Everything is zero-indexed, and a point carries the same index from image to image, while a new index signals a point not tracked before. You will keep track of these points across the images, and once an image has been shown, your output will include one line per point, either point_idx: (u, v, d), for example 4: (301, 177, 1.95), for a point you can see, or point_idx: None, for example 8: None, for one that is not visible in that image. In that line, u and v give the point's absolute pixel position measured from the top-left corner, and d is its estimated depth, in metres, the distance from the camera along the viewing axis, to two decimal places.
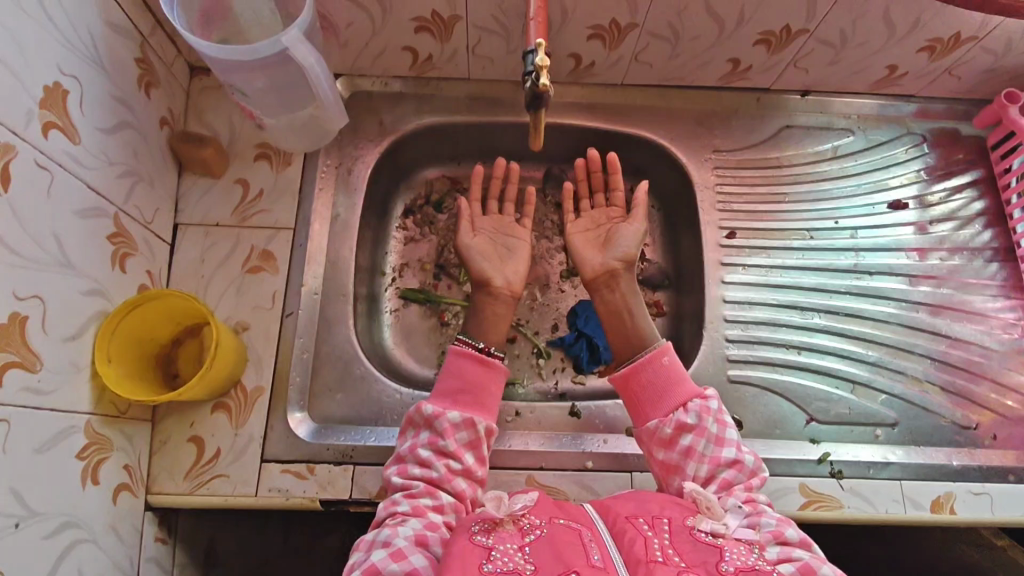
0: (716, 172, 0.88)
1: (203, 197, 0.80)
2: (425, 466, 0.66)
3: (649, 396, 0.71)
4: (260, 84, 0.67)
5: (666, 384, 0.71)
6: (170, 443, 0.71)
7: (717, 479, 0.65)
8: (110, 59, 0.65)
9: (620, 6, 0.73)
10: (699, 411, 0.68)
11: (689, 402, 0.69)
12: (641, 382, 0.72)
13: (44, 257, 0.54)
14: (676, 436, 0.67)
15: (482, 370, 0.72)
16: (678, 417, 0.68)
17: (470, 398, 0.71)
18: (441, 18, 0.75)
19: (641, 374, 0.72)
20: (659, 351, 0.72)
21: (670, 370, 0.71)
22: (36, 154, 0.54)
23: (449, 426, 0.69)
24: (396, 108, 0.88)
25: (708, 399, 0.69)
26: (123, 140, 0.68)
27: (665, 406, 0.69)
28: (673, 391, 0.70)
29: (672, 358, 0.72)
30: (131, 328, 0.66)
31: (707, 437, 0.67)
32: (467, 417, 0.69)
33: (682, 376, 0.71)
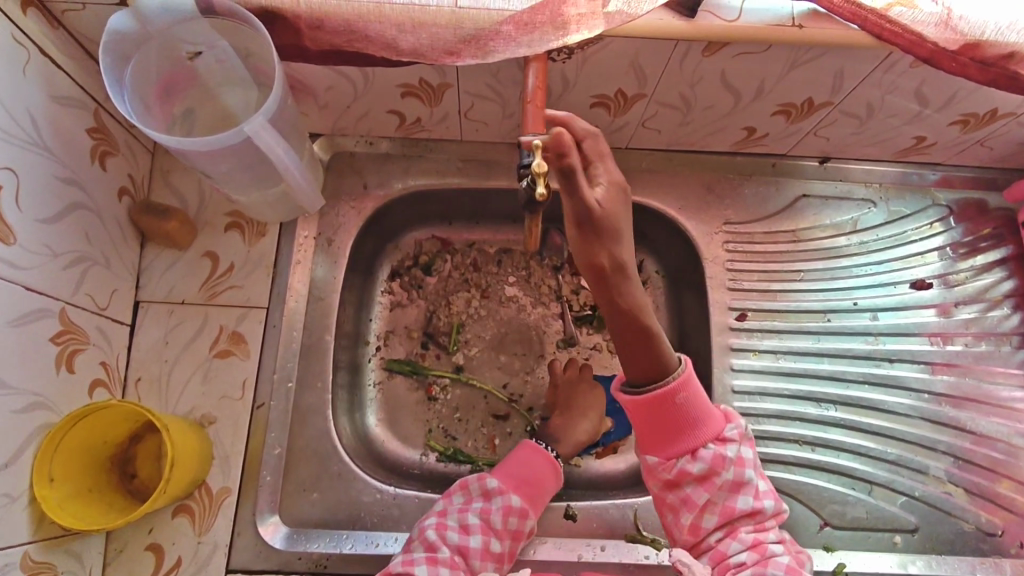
0: (726, 246, 0.82)
1: (169, 270, 0.73)
2: (464, 532, 0.63)
3: (652, 434, 0.60)
4: (225, 168, 0.61)
5: (675, 423, 0.60)
6: (126, 552, 0.65)
7: (726, 527, 0.59)
8: (56, 137, 0.58)
9: (628, 78, 0.66)
10: (710, 461, 0.59)
11: (701, 449, 0.59)
12: (648, 419, 0.60)
13: None
14: (679, 481, 0.60)
15: (550, 469, 0.71)
16: (683, 464, 0.59)
17: (531, 491, 0.68)
18: (430, 84, 0.68)
19: (648, 411, 0.60)
20: (672, 388, 0.59)
21: (684, 410, 0.59)
22: None
23: (504, 507, 0.66)
24: (382, 170, 0.82)
25: (724, 441, 0.60)
26: (72, 224, 0.60)
27: (671, 443, 0.60)
28: (681, 434, 0.60)
29: (688, 395, 0.59)
30: (79, 436, 0.59)
31: (717, 486, 0.59)
32: (522, 505, 0.67)
33: (699, 416, 0.60)
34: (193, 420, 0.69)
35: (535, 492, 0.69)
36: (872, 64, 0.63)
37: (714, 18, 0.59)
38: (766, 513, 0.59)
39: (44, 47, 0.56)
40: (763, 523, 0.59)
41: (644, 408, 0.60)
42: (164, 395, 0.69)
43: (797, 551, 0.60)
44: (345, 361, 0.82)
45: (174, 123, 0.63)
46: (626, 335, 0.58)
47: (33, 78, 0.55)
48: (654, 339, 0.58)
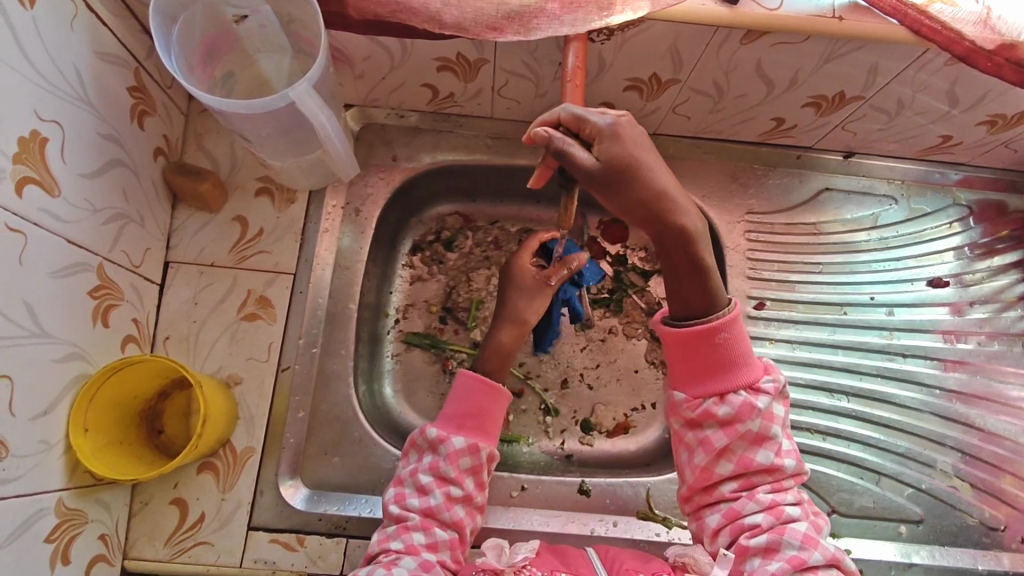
0: (748, 236, 0.83)
1: (199, 232, 0.73)
2: (423, 494, 0.64)
3: (687, 368, 0.61)
4: (265, 132, 0.62)
5: (709, 360, 0.60)
6: (151, 505, 0.66)
7: (742, 479, 0.59)
8: (99, 93, 0.59)
9: (665, 62, 0.67)
10: (737, 407, 0.59)
11: (729, 394, 0.60)
12: (685, 354, 0.61)
13: (11, 332, 0.49)
14: (702, 421, 0.61)
15: (488, 396, 0.70)
16: (708, 405, 0.60)
17: (473, 424, 0.69)
18: (467, 59, 0.68)
19: (684, 344, 0.61)
20: (716, 326, 0.60)
21: (722, 349, 0.60)
22: (7, 217, 0.48)
23: (451, 451, 0.66)
24: (411, 143, 0.82)
25: (753, 391, 0.60)
26: (110, 180, 0.61)
27: (701, 383, 0.61)
28: (714, 374, 0.60)
29: (729, 336, 0.60)
30: (112, 390, 0.60)
31: (738, 436, 0.59)
32: (469, 443, 0.67)
33: (734, 359, 0.60)
34: (220, 379, 0.70)
35: (479, 423, 0.69)
36: (907, 60, 0.63)
37: (756, 7, 0.59)
38: (786, 471, 0.59)
39: (91, 3, 0.57)
40: (782, 482, 0.59)
41: (682, 341, 0.61)
42: (191, 353, 0.70)
43: (815, 514, 0.59)
44: (367, 331, 0.83)
45: (214, 85, 0.64)
46: (679, 269, 0.59)
47: (80, 32, 0.56)
48: (705, 273, 0.59)
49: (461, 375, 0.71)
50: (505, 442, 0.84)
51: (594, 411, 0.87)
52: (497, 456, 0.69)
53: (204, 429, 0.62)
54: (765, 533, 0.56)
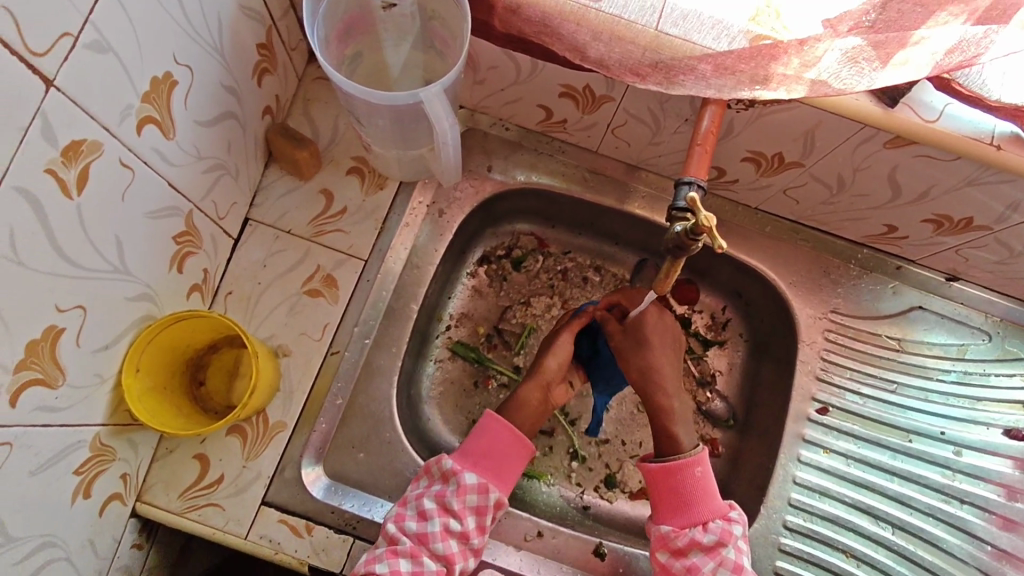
0: (827, 335, 0.79)
1: (285, 196, 0.74)
2: (422, 519, 0.62)
3: (669, 504, 0.65)
4: (379, 121, 0.61)
5: (689, 498, 0.64)
6: (175, 454, 0.66)
7: None
8: (232, 44, 0.59)
9: (795, 145, 0.64)
10: (719, 535, 0.62)
11: (711, 522, 0.63)
12: (666, 492, 0.65)
13: (100, 263, 0.49)
14: (688, 549, 0.63)
15: (513, 442, 0.68)
16: (694, 534, 0.63)
17: (487, 464, 0.66)
18: (592, 93, 0.67)
19: (670, 478, 0.65)
20: (692, 460, 0.65)
21: (700, 483, 0.65)
22: (124, 153, 0.48)
23: (462, 485, 0.64)
24: (509, 157, 0.81)
25: (731, 523, 0.64)
26: (220, 131, 0.61)
27: (685, 516, 0.64)
28: (697, 505, 0.64)
29: (706, 470, 0.65)
30: (165, 340, 0.60)
31: (721, 563, 0.61)
32: (481, 481, 0.65)
33: (711, 493, 0.65)
34: (270, 347, 0.69)
35: (497, 465, 0.67)
36: None
37: (912, 115, 0.56)
38: None
39: None
40: None
41: (664, 477, 0.65)
42: (250, 313, 0.70)
43: None
44: (419, 332, 0.82)
45: (343, 63, 0.64)
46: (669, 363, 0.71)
47: None
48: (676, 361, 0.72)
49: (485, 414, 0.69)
50: (526, 477, 0.83)
51: (622, 468, 0.85)
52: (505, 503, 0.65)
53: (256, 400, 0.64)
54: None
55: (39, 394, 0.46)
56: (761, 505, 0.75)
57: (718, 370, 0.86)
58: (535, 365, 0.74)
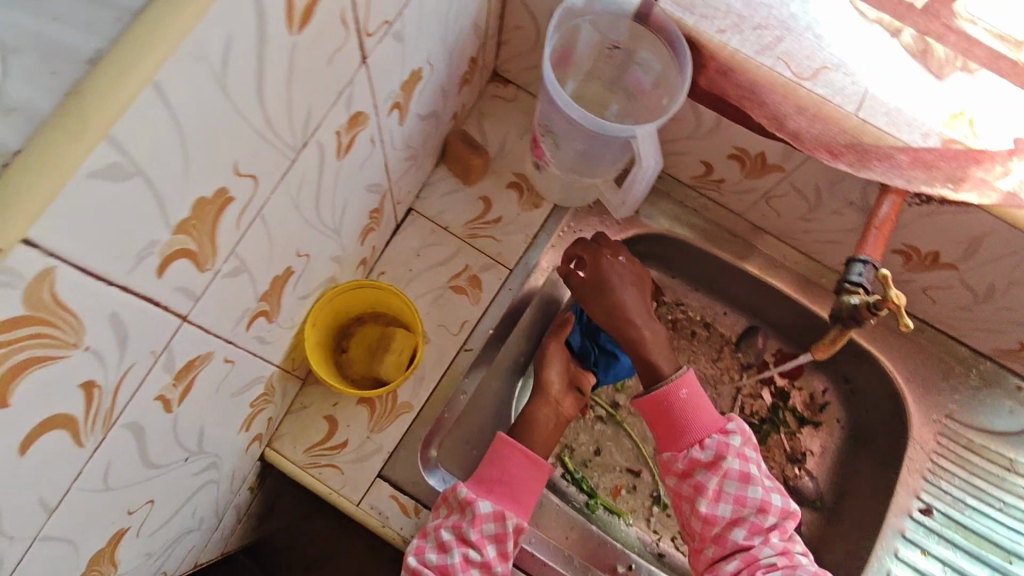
0: (938, 438, 0.79)
1: (447, 196, 0.80)
2: (442, 551, 0.63)
3: (665, 432, 0.68)
4: (576, 144, 0.65)
5: (682, 420, 0.67)
6: (307, 412, 0.70)
7: (744, 523, 0.63)
8: (458, 52, 0.65)
9: (955, 247, 0.66)
10: (716, 448, 0.65)
11: (707, 439, 0.66)
12: (659, 417, 0.68)
13: (329, 221, 0.53)
14: (693, 471, 0.65)
15: (527, 467, 0.69)
16: (691, 453, 0.65)
17: (504, 490, 0.68)
18: (764, 160, 0.71)
19: (659, 407, 0.68)
20: (674, 386, 0.68)
21: (690, 403, 0.67)
22: (375, 128, 0.53)
23: (479, 515, 0.65)
24: (655, 203, 0.85)
25: (728, 434, 0.66)
26: (425, 125, 0.67)
27: (682, 438, 0.66)
28: (692, 427, 0.66)
29: (690, 391, 0.68)
30: (335, 305, 0.65)
31: (726, 475, 0.63)
32: (495, 508, 0.66)
33: (702, 408, 0.67)
34: None
35: (511, 490, 0.68)
36: None
37: None
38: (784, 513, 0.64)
39: None
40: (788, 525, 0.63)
41: (653, 405, 0.68)
42: None
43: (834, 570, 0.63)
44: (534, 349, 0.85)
45: None
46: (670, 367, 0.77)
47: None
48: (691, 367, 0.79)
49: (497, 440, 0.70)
50: (607, 511, 0.85)
51: None
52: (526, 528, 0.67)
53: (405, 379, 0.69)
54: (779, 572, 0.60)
55: (261, 324, 0.49)
56: None
57: (810, 450, 0.87)
58: (538, 382, 0.77)
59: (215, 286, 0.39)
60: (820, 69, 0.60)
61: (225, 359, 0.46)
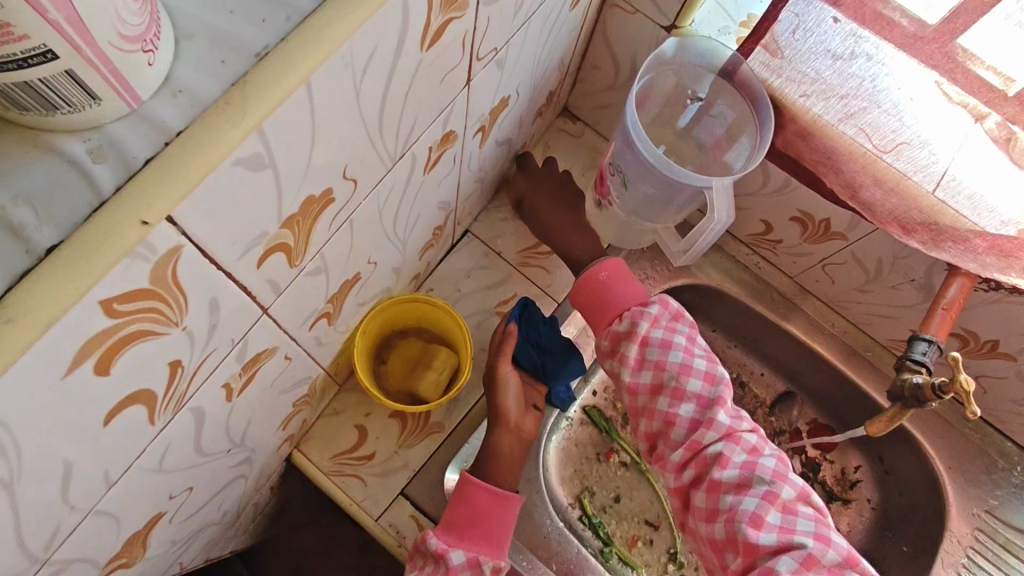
0: (976, 532, 0.76)
1: (503, 223, 0.80)
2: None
3: (594, 315, 0.66)
4: (646, 190, 0.65)
5: (606, 297, 0.65)
6: (339, 418, 0.70)
7: (666, 389, 0.60)
8: (541, 86, 0.66)
9: (1018, 338, 0.65)
10: (634, 317, 0.63)
11: (625, 312, 0.64)
12: (590, 303, 0.66)
13: (401, 233, 0.54)
14: (618, 346, 0.63)
15: (496, 504, 0.60)
16: (615, 327, 0.63)
17: (478, 534, 0.59)
18: (828, 226, 0.70)
19: (586, 289, 0.66)
20: (597, 271, 0.66)
21: (610, 282, 0.65)
22: (459, 149, 0.54)
23: (453, 566, 0.57)
24: (706, 255, 0.85)
25: (647, 305, 0.63)
26: (498, 151, 0.68)
27: (607, 314, 0.65)
28: (609, 300, 0.65)
29: (610, 273, 0.66)
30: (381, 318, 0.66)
31: (643, 342, 0.61)
32: (469, 557, 0.58)
33: (626, 283, 0.66)
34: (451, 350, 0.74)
35: (486, 533, 0.59)
36: None
37: None
38: (717, 391, 0.59)
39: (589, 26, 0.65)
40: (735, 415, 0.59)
41: (584, 297, 0.66)
42: None
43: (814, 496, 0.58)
44: None
45: None
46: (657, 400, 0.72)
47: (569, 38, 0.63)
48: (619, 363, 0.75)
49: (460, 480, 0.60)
50: (621, 562, 0.82)
51: None
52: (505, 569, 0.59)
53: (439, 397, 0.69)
54: (736, 468, 0.56)
55: (322, 325, 0.49)
56: None
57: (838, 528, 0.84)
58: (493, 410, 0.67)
59: (299, 282, 0.39)
60: (899, 144, 0.59)
61: (285, 355, 0.45)
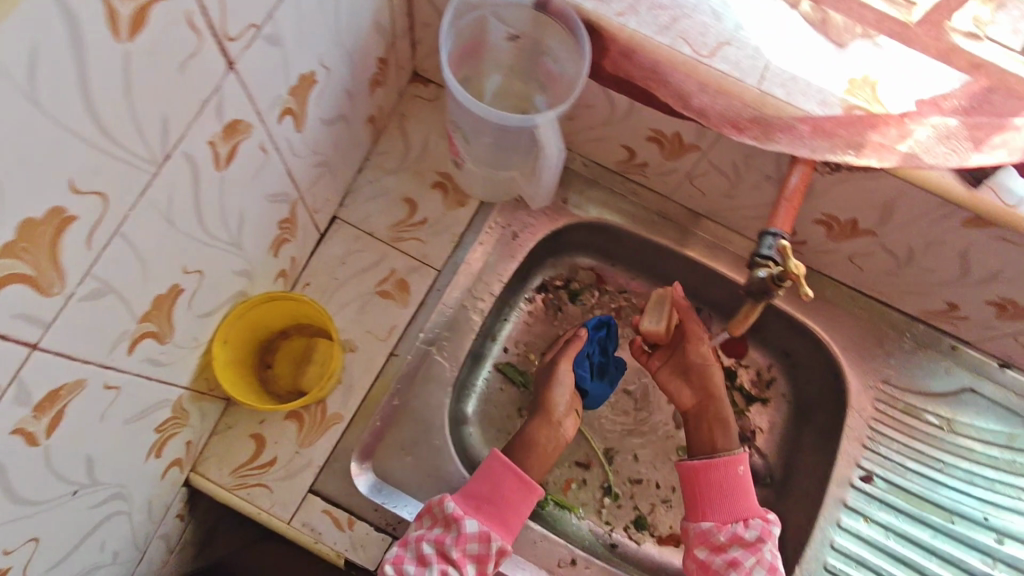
0: (876, 405, 0.80)
1: (371, 201, 0.78)
2: (422, 564, 0.62)
3: (699, 501, 0.69)
4: (485, 140, 0.64)
5: (732, 495, 0.68)
6: (233, 431, 0.68)
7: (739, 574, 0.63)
8: (360, 54, 0.63)
9: (871, 213, 0.67)
10: (760, 532, 0.65)
11: (751, 518, 0.66)
12: (699, 488, 0.69)
13: (224, 236, 0.52)
14: (728, 546, 0.65)
15: (519, 488, 0.69)
16: (735, 529, 0.66)
17: (490, 509, 0.67)
18: (680, 140, 0.70)
19: (707, 474, 0.69)
20: (735, 458, 0.69)
21: (742, 481, 0.69)
22: (264, 138, 0.51)
23: (464, 533, 0.65)
24: (584, 192, 0.84)
25: (770, 522, 0.66)
26: (333, 130, 0.65)
27: (726, 510, 0.67)
28: (737, 502, 0.67)
29: (746, 469, 0.69)
30: (246, 326, 0.62)
31: (760, 561, 0.64)
32: (481, 529, 0.65)
33: (748, 494, 0.68)
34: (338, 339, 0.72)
35: (499, 511, 0.67)
36: None
37: (995, 198, 0.58)
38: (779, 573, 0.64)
39: None
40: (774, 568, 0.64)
41: (697, 479, 0.70)
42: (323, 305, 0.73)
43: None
44: (474, 347, 0.84)
45: None
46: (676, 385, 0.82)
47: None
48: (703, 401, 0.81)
49: (492, 456, 0.70)
50: (558, 507, 0.83)
51: (653, 512, 0.85)
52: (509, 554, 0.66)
53: (324, 387, 0.68)
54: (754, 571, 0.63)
55: (148, 346, 0.47)
56: (795, 567, 0.75)
57: (759, 427, 0.87)
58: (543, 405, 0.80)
59: (70, 311, 0.37)
60: (722, 44, 0.59)
61: (106, 385, 0.44)
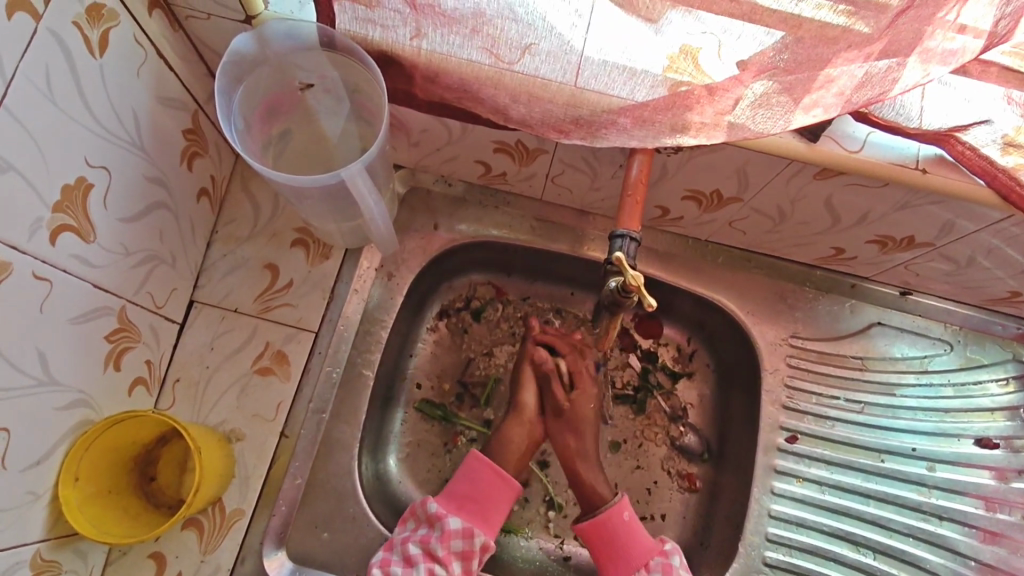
0: (789, 361, 0.79)
1: (229, 275, 0.72)
2: (408, 565, 0.62)
3: (604, 562, 0.66)
4: (311, 200, 0.61)
5: (623, 543, 0.66)
6: (129, 556, 0.63)
7: None
8: (152, 138, 0.59)
9: (730, 182, 0.64)
10: (662, 571, 0.65)
11: (651, 561, 0.65)
12: (601, 547, 0.67)
13: (18, 380, 0.48)
14: None
15: (499, 484, 0.68)
16: None
17: (474, 507, 0.67)
18: (525, 147, 0.67)
19: (603, 533, 0.67)
20: (620, 505, 0.68)
21: (631, 527, 0.67)
22: (37, 265, 0.48)
23: (449, 531, 0.64)
24: (454, 213, 0.81)
25: (669, 556, 0.66)
26: (149, 223, 0.61)
27: (628, 564, 0.65)
28: (631, 551, 0.66)
29: (632, 513, 0.68)
30: (105, 446, 0.58)
31: None
32: (465, 526, 0.65)
33: (641, 535, 0.67)
34: (221, 433, 0.67)
35: (481, 509, 0.67)
36: (983, 223, 0.60)
37: (837, 146, 0.56)
38: None
39: (162, 49, 0.58)
40: None
41: (596, 539, 0.67)
42: (199, 400, 0.68)
43: None
44: (379, 394, 0.80)
45: (269, 144, 0.63)
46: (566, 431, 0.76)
47: (145, 78, 0.56)
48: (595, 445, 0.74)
49: (471, 456, 0.69)
50: (502, 533, 0.81)
51: None
52: (492, 548, 0.66)
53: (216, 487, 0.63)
54: None
55: None
56: (738, 543, 0.74)
57: (689, 403, 0.84)
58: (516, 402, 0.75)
59: None
60: (526, 47, 0.52)
61: None
